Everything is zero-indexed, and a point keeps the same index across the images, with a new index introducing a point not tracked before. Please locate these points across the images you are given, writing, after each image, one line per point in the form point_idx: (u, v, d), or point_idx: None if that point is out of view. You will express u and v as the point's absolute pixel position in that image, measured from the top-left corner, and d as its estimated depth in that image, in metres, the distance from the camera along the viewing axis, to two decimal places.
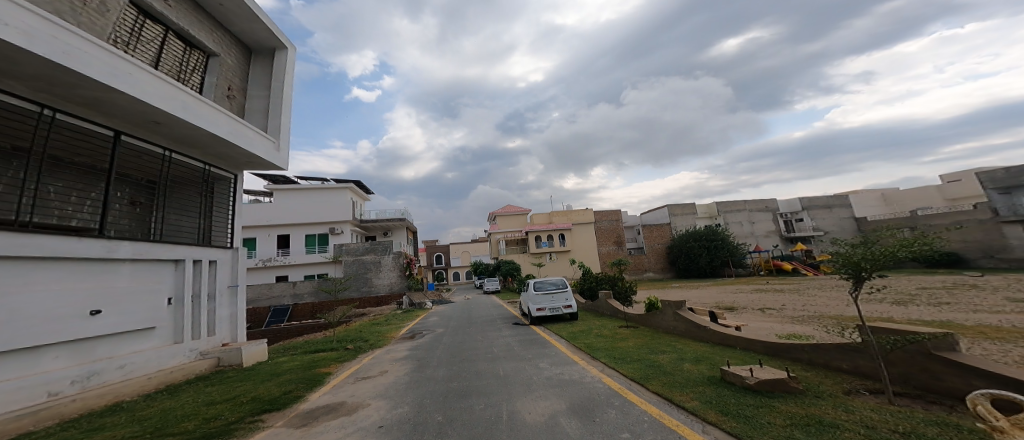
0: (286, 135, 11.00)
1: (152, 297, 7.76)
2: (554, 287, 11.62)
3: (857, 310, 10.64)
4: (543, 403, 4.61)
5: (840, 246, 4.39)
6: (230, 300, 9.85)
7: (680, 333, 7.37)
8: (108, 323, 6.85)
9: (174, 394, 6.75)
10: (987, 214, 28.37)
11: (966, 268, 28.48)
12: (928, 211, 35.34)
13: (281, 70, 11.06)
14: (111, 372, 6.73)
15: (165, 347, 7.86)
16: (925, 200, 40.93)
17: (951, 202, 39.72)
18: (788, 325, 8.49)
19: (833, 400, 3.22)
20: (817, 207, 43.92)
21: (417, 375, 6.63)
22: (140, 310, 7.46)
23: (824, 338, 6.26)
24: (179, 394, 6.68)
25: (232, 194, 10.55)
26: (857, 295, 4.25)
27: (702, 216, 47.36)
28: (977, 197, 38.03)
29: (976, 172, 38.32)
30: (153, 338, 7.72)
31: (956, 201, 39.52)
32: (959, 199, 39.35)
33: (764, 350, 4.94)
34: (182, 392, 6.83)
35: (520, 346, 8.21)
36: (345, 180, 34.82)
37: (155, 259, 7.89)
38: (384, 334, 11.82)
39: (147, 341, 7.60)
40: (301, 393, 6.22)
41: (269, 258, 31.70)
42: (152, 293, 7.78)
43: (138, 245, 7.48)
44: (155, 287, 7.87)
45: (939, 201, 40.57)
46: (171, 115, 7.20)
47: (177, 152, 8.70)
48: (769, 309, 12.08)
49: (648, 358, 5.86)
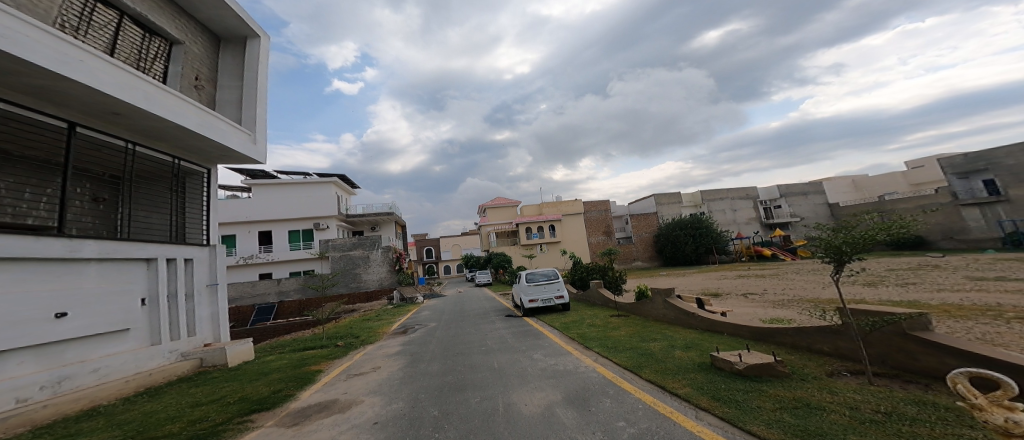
0: (262, 128, 10.65)
1: (123, 298, 7.48)
2: (545, 278, 11.71)
3: (834, 293, 11.10)
4: (537, 394, 4.66)
5: (823, 231, 4.50)
6: (209, 298, 9.57)
7: (670, 320, 7.54)
8: (76, 326, 6.58)
9: (156, 396, 6.57)
10: (948, 198, 30.07)
11: (929, 249, 30.01)
12: (895, 196, 37.00)
13: (253, 60, 10.66)
14: (83, 377, 6.51)
15: (141, 349, 7.60)
16: (894, 186, 42.74)
17: (915, 187, 41.69)
18: (771, 310, 8.80)
19: (817, 383, 3.36)
20: (794, 194, 45.31)
21: (412, 370, 6.61)
22: (109, 311, 7.18)
23: (806, 321, 6.52)
24: (161, 397, 6.51)
25: (206, 189, 10.16)
26: (838, 278, 4.39)
27: (688, 204, 48.27)
28: (939, 183, 40.15)
29: (939, 158, 40.26)
30: (127, 340, 7.46)
31: (919, 186, 41.48)
32: (922, 184, 41.29)
33: (751, 335, 5.11)
34: (164, 394, 6.65)
35: (513, 339, 8.26)
36: (328, 174, 34.10)
37: (124, 258, 7.59)
38: (375, 330, 11.71)
39: (121, 344, 7.34)
40: (291, 392, 6.14)
41: (252, 256, 30.93)
42: (122, 294, 7.49)
43: (104, 244, 7.18)
44: (126, 287, 7.59)
45: (905, 186, 42.49)
46: (132, 106, 6.87)
47: (143, 145, 8.32)
48: (752, 294, 12.48)
49: (640, 347, 5.98)
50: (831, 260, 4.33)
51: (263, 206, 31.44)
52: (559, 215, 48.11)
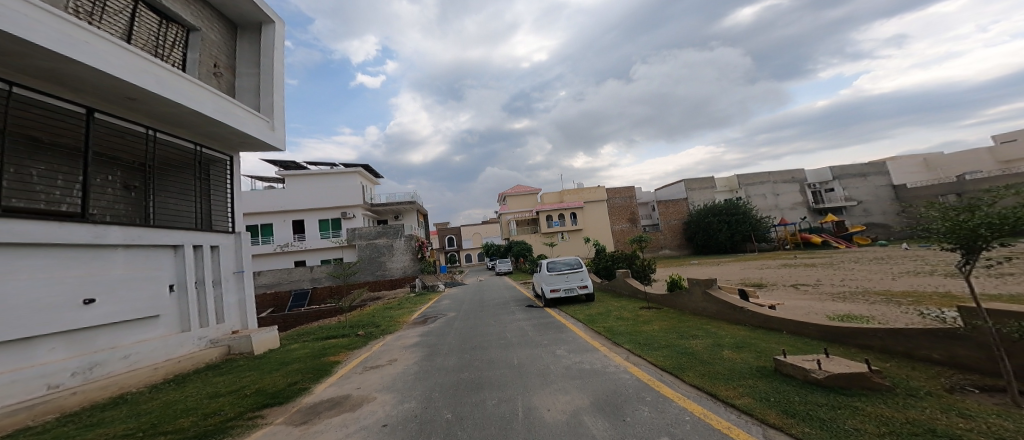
0: (280, 114, 10.52)
1: (149, 285, 7.45)
2: (568, 267, 10.99)
3: (903, 284, 9.71)
4: (562, 398, 4.04)
5: (943, 211, 3.47)
6: (236, 285, 9.56)
7: (711, 315, 6.68)
8: (104, 312, 6.55)
9: (182, 384, 6.49)
10: None
11: None
12: (974, 175, 32.99)
13: (270, 46, 10.50)
14: (114, 363, 6.46)
15: (171, 336, 7.60)
16: (971, 164, 38.09)
17: (1003, 165, 36.87)
18: (829, 305, 7.73)
19: (936, 402, 2.54)
20: (850, 176, 41.56)
21: (427, 365, 6.18)
22: (135, 298, 7.14)
23: (883, 321, 5.48)
24: (185, 385, 6.40)
25: (229, 176, 10.10)
26: (971, 270, 3.37)
27: (722, 189, 45.51)
28: None
29: None
30: (155, 327, 7.45)
31: (1007, 164, 36.68)
32: (1011, 162, 36.53)
33: (821, 336, 4.28)
34: (189, 383, 6.53)
35: (534, 331, 7.68)
36: (354, 165, 34.72)
37: (150, 245, 7.54)
38: (396, 319, 11.49)
39: (149, 331, 7.32)
40: (306, 385, 5.85)
41: (286, 244, 31.93)
42: (149, 281, 7.45)
43: (129, 230, 7.12)
44: (153, 274, 7.56)
45: (989, 165, 37.72)
46: (144, 90, 6.66)
47: (164, 131, 8.16)
48: (803, 286, 11.22)
49: (679, 344, 5.23)
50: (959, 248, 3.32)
51: (294, 197, 32.38)
52: (583, 202, 46.80)
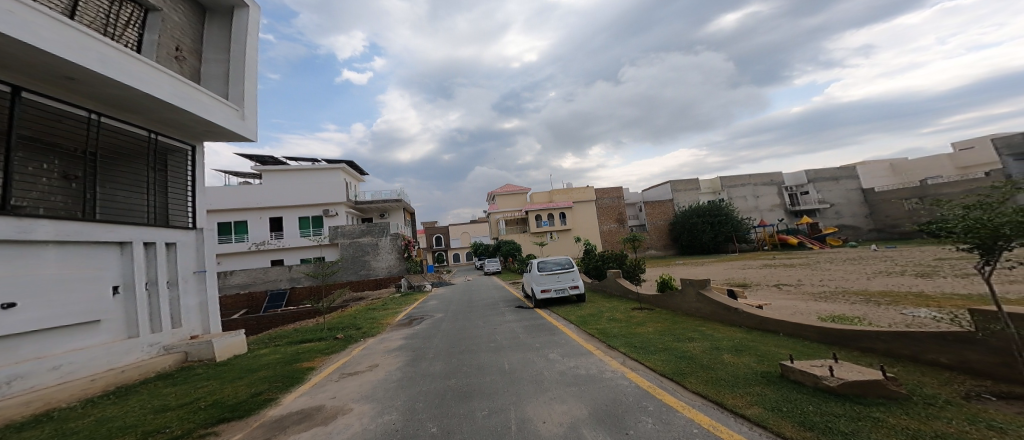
0: (251, 103, 9.84)
1: (90, 286, 6.69)
2: (559, 267, 10.77)
3: (880, 284, 9.96)
4: (558, 407, 3.81)
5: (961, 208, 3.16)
6: (196, 286, 8.85)
7: (705, 316, 6.61)
8: (32, 317, 5.80)
9: (125, 398, 5.80)
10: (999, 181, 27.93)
11: None
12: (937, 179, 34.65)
13: (242, 31, 9.83)
14: (42, 375, 5.66)
15: (116, 343, 6.83)
16: (935, 169, 40.02)
17: (962, 170, 38.79)
18: (814, 305, 7.84)
19: (958, 412, 2.40)
20: (823, 179, 43.15)
21: (411, 371, 5.82)
22: (73, 301, 6.41)
23: (875, 322, 5.48)
24: (128, 398, 5.74)
25: (190, 167, 9.36)
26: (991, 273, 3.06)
27: (706, 191, 46.67)
28: (990, 165, 37.26)
29: (990, 139, 37.32)
30: (97, 334, 6.68)
31: (966, 169, 38.59)
32: (970, 167, 38.43)
33: (820, 338, 4.24)
34: (132, 396, 5.83)
35: (526, 334, 7.43)
36: (337, 161, 33.69)
37: (91, 242, 6.78)
38: (379, 320, 11.02)
39: (90, 338, 6.57)
40: (273, 396, 5.39)
41: (262, 242, 30.63)
42: (91, 282, 6.71)
43: (62, 225, 6.33)
44: (96, 273, 6.81)
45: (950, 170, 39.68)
46: (85, 68, 5.96)
47: (110, 115, 7.39)
48: (786, 285, 11.42)
49: (677, 348, 5.15)
50: (978, 249, 3.00)
51: (272, 193, 31.02)
52: (572, 202, 46.90)
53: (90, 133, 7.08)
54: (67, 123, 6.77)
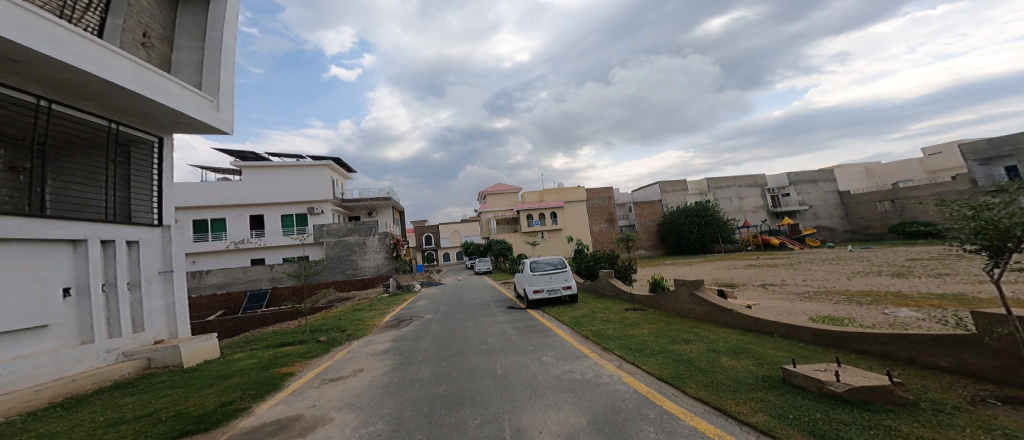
0: (228, 94, 9.36)
1: (35, 286, 6.22)
2: (551, 267, 10.66)
3: (860, 284, 10.22)
4: (556, 415, 3.68)
5: (969, 210, 3.17)
6: (161, 288, 8.38)
7: (698, 316, 6.62)
8: None
9: (74, 410, 5.42)
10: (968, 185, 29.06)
11: None
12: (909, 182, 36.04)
13: (218, 18, 9.33)
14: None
15: (66, 350, 6.35)
16: (905, 173, 41.77)
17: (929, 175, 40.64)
18: (801, 305, 7.98)
19: (970, 419, 2.36)
20: (804, 182, 44.43)
21: (398, 376, 5.58)
22: (15, 301, 5.95)
23: (866, 324, 5.55)
24: (77, 411, 5.34)
25: (156, 160, 8.86)
26: (999, 275, 3.06)
27: (693, 192, 47.54)
28: (955, 170, 39.11)
29: (956, 145, 39.11)
30: (43, 341, 6.21)
31: (933, 174, 40.47)
32: (936, 172, 40.28)
33: (815, 340, 4.25)
34: (82, 409, 5.42)
35: (518, 336, 7.29)
36: (323, 157, 32.87)
37: (37, 239, 6.30)
38: (365, 322, 10.69)
39: (34, 345, 6.10)
40: (245, 405, 5.10)
41: (242, 240, 29.60)
42: (37, 282, 6.24)
43: (2, 220, 5.85)
44: (42, 273, 6.32)
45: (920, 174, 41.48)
46: (32, 50, 5.47)
47: (62, 103, 6.92)
48: (771, 285, 11.62)
49: (673, 350, 5.12)
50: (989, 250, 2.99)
51: (253, 189, 29.98)
52: (563, 202, 47.00)
53: (39, 121, 6.63)
54: (13, 109, 6.30)
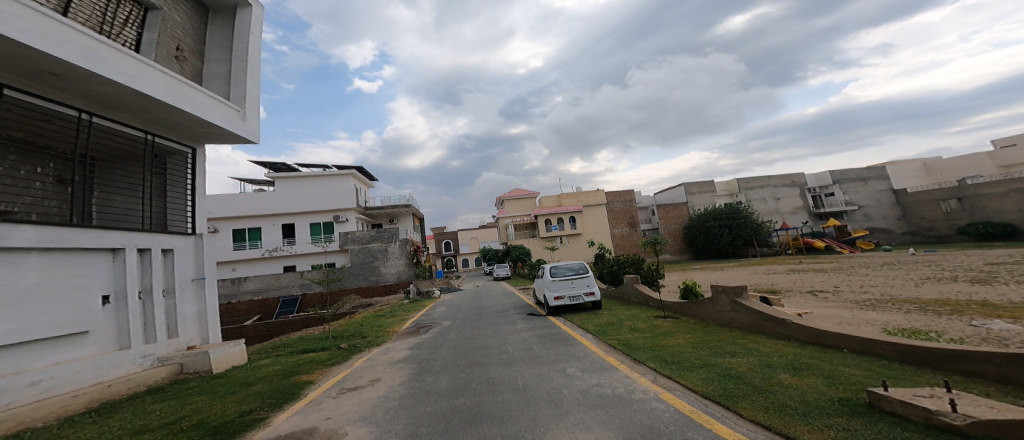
0: (253, 104, 9.51)
1: (78, 295, 6.08)
2: (573, 272, 10.12)
3: (932, 291, 9.03)
4: (584, 436, 3.18)
5: None
6: (194, 295, 8.31)
7: (743, 327, 5.91)
8: (10, 330, 5.17)
9: (108, 415, 5.13)
10: None
11: None
12: (977, 179, 32.73)
13: (244, 30, 9.53)
14: (17, 391, 5.01)
15: (104, 355, 6.18)
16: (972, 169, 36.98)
17: (1004, 169, 35.26)
18: (860, 315, 7.05)
19: None
20: (851, 181, 41.65)
21: (415, 387, 5.22)
22: (58, 310, 5.81)
23: (961, 340, 4.61)
24: (110, 417, 5.05)
25: (190, 171, 8.87)
26: None
27: (722, 194, 45.50)
28: None
29: None
30: (84, 346, 6.04)
31: (1009, 168, 35.06)
32: (1012, 166, 34.92)
33: (906, 359, 3.52)
34: (114, 414, 5.14)
35: (540, 345, 6.79)
36: (348, 167, 33.82)
37: (79, 248, 6.16)
38: (385, 328, 10.51)
39: (75, 351, 5.93)
40: (262, 415, 4.88)
41: (276, 248, 30.68)
42: (80, 291, 6.12)
43: (43, 230, 5.69)
44: (83, 281, 6.17)
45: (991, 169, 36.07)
46: (68, 64, 5.44)
47: (101, 115, 6.87)
48: (821, 292, 10.53)
49: (717, 364, 4.49)
50: None
51: (284, 199, 31.02)
52: (582, 206, 46.15)
53: (80, 133, 6.58)
54: (56, 123, 6.28)
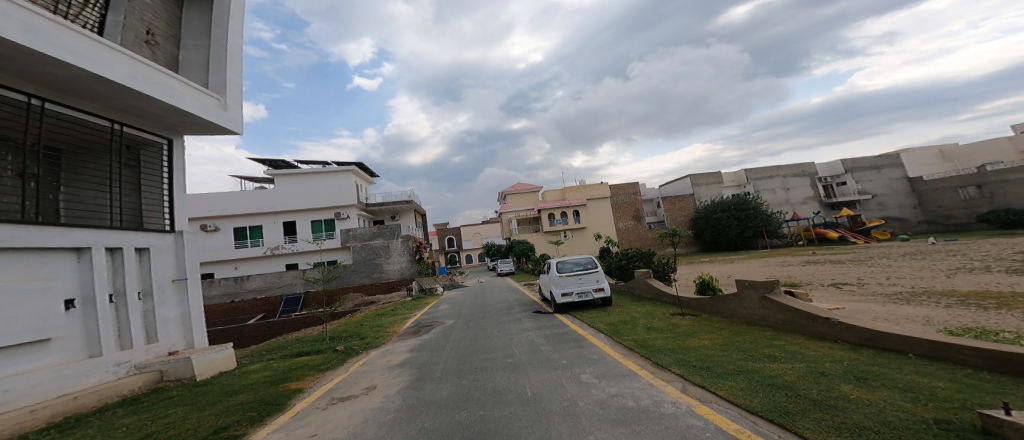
0: (235, 92, 8.91)
1: (37, 299, 5.56)
2: (581, 267, 9.54)
3: (969, 283, 8.43)
4: None
5: None
6: (176, 297, 7.79)
7: (774, 326, 5.35)
8: None
9: (70, 431, 4.62)
10: None
11: None
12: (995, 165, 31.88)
13: (222, 14, 8.92)
14: None
15: (71, 364, 5.68)
16: (991, 155, 36.12)
17: None
18: (900, 310, 6.44)
19: None
20: (863, 169, 40.93)
21: (412, 397, 4.67)
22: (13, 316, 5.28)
23: None
24: (71, 434, 4.54)
25: (167, 164, 8.29)
26: None
27: (730, 185, 44.79)
28: None
29: None
30: (46, 356, 5.52)
31: None
32: None
33: (1008, 370, 2.90)
34: (75, 432, 4.60)
35: (548, 347, 6.23)
36: (347, 164, 33.32)
37: (38, 248, 5.63)
38: (385, 328, 9.98)
39: (35, 361, 5.40)
40: (241, 431, 4.33)
41: (277, 246, 30.20)
42: (39, 294, 5.58)
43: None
44: (44, 284, 5.65)
45: (1011, 155, 35.18)
46: (7, 40, 4.84)
47: (57, 102, 6.26)
48: (845, 285, 9.94)
49: (756, 370, 3.91)
50: None
51: (283, 196, 30.50)
52: (586, 199, 45.57)
53: (32, 122, 5.96)
54: (5, 111, 5.69)
